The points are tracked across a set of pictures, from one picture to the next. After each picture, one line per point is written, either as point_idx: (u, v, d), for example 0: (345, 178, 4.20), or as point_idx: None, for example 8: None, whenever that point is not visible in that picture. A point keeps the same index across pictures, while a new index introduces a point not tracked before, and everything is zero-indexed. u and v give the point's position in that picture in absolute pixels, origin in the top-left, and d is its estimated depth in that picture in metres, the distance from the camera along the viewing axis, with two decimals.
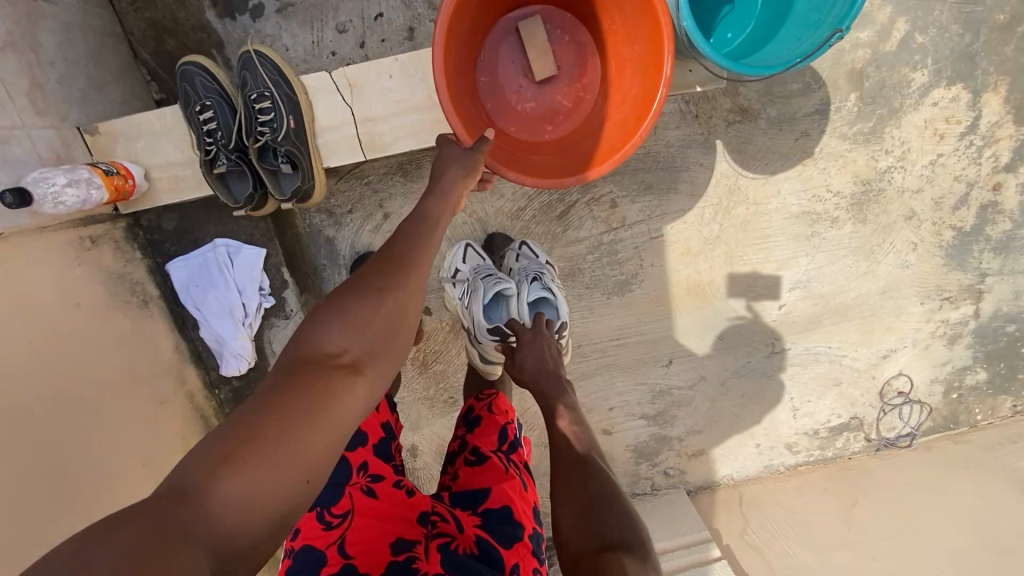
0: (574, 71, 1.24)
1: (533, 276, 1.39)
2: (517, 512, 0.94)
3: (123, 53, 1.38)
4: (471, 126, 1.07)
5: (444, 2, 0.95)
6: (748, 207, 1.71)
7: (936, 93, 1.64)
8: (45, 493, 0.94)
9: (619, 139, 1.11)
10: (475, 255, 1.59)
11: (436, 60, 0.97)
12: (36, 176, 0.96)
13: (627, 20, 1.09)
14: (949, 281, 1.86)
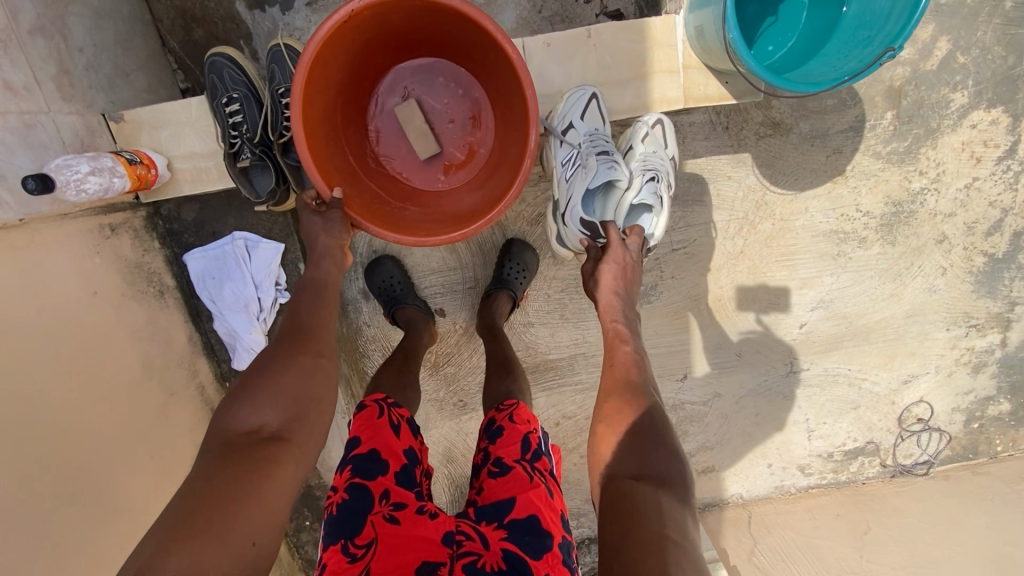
0: (468, 125, 1.19)
1: (652, 175, 1.19)
2: (545, 521, 0.92)
3: (151, 39, 1.36)
4: (336, 176, 1.01)
5: (300, 57, 0.90)
6: (774, 222, 1.67)
7: (975, 114, 1.60)
8: (54, 486, 0.93)
9: (494, 198, 1.05)
10: (596, 113, 1.17)
11: (294, 119, 0.91)
12: (60, 162, 0.95)
13: (505, 81, 1.04)
14: (977, 309, 1.81)
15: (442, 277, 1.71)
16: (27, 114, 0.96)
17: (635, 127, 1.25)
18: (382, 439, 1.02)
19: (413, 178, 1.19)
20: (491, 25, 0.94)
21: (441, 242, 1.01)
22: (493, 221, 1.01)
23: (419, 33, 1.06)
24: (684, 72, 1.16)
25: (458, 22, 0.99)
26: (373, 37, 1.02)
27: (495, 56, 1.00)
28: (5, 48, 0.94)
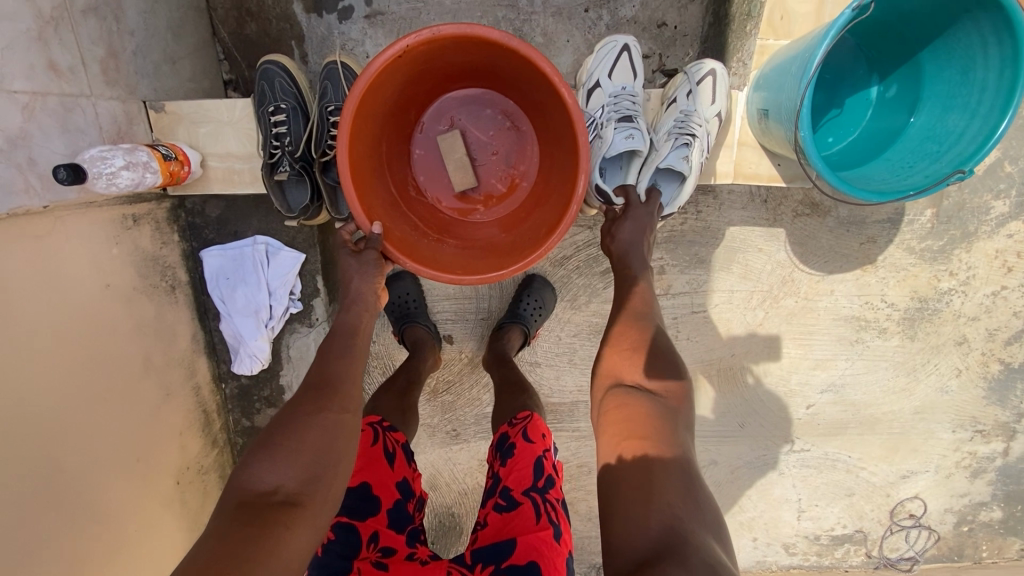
0: (512, 157, 1.13)
1: (685, 138, 1.02)
2: (549, 567, 0.85)
3: (202, 28, 1.34)
4: (376, 208, 0.98)
5: (351, 90, 0.86)
6: (798, 299, 1.65)
7: (1013, 225, 1.58)
8: (33, 488, 0.88)
9: (536, 237, 1.00)
10: (627, 68, 1.11)
11: (342, 153, 0.88)
12: (96, 154, 0.92)
13: (556, 118, 0.98)
14: (986, 415, 1.79)
15: (456, 305, 1.67)
16: (68, 97, 0.93)
17: (678, 82, 1.08)
18: (376, 471, 0.97)
19: (452, 207, 1.14)
20: (546, 66, 0.88)
21: (476, 283, 0.96)
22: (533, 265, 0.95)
23: (468, 66, 1.01)
24: (738, 148, 1.14)
25: (510, 58, 0.94)
26: (422, 71, 0.98)
27: (548, 91, 0.94)
28: (57, 28, 0.90)
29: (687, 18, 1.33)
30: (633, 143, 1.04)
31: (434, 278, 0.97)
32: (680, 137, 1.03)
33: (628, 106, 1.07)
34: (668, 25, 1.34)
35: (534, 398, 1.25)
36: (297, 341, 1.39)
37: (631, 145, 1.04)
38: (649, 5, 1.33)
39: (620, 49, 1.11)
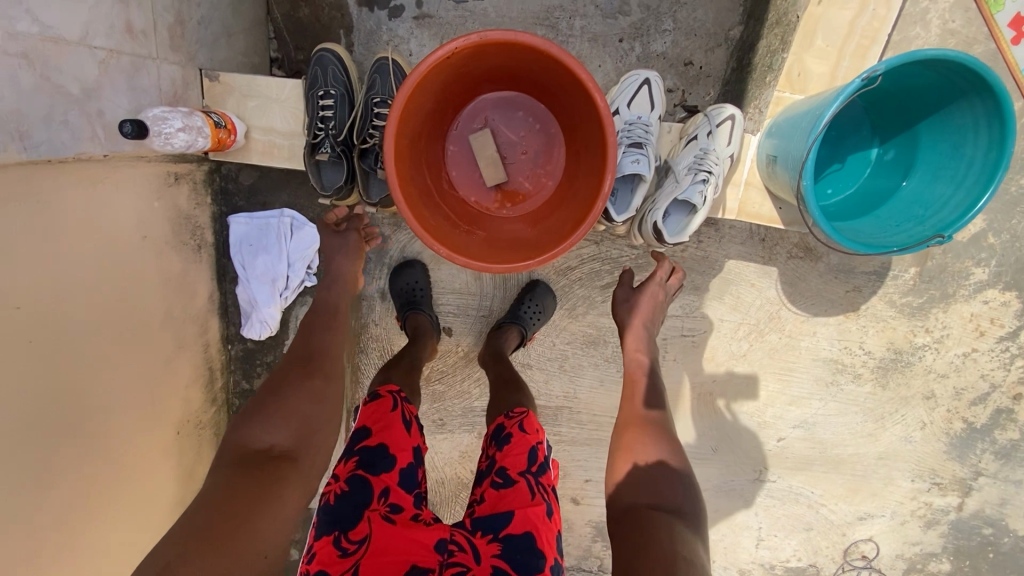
0: (539, 158, 1.21)
1: (702, 175, 1.10)
2: (541, 541, 0.94)
3: (258, 7, 1.42)
4: (414, 198, 1.06)
5: (400, 89, 0.93)
6: (782, 336, 1.74)
7: (989, 292, 1.68)
8: (55, 416, 0.93)
9: (558, 232, 1.08)
10: (647, 100, 1.14)
11: (388, 147, 0.96)
12: (160, 114, 1.00)
13: (585, 126, 1.06)
14: (944, 468, 1.88)
15: (460, 299, 1.74)
16: (138, 57, 0.99)
17: (699, 121, 1.16)
18: (392, 435, 1.04)
19: (479, 200, 1.22)
20: (582, 72, 0.93)
21: (504, 271, 1.04)
22: (558, 256, 1.03)
23: (505, 70, 1.07)
24: (745, 188, 1.23)
25: (547, 69, 1.01)
26: (463, 73, 1.04)
27: (579, 100, 1.02)
28: None
29: (713, 60, 1.43)
30: (638, 168, 1.09)
31: (463, 265, 1.05)
32: (695, 172, 1.10)
33: (642, 136, 1.10)
34: (694, 64, 1.43)
35: (529, 394, 1.31)
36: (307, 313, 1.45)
37: (636, 169, 1.09)
38: (678, 44, 1.42)
39: (638, 79, 1.14)
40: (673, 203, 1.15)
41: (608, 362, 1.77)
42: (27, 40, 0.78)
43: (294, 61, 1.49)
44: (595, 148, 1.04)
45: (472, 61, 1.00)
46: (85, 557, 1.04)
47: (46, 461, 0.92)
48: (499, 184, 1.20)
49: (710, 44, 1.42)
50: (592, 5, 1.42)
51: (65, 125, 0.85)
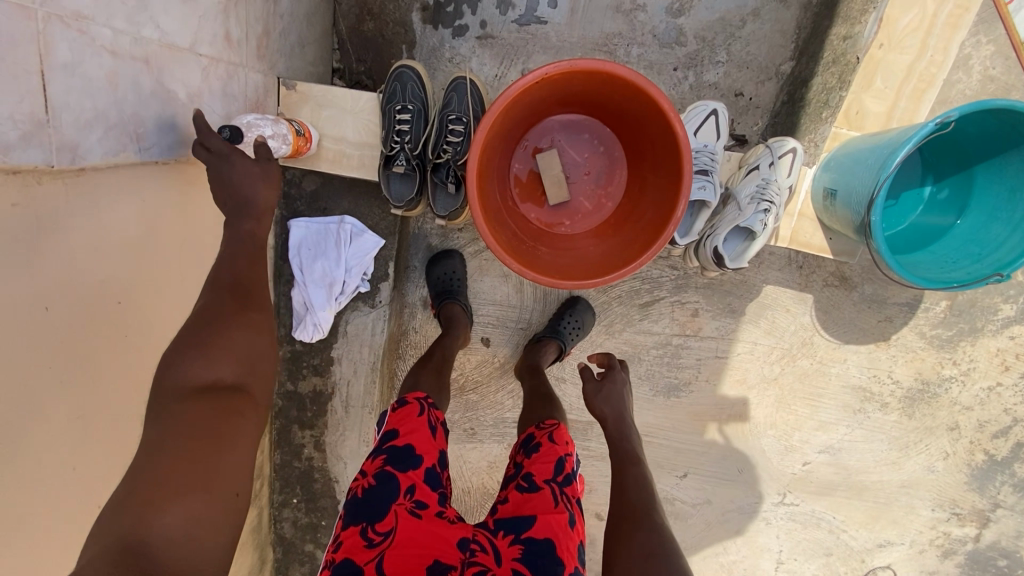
0: (601, 179, 1.25)
1: (765, 205, 1.15)
2: (561, 549, 0.86)
3: (326, 19, 1.45)
4: (488, 215, 1.09)
5: (489, 111, 0.97)
6: (813, 361, 1.77)
7: (1016, 328, 1.73)
8: (138, 410, 0.93)
9: (624, 253, 1.12)
10: (713, 130, 1.18)
11: (472, 166, 1.00)
12: (252, 121, 1.03)
13: (657, 152, 1.10)
14: (964, 499, 1.91)
15: (500, 310, 1.76)
16: (232, 65, 1.03)
17: (760, 152, 1.21)
18: (420, 435, 0.96)
19: (540, 217, 1.25)
20: (665, 102, 0.97)
21: (575, 288, 1.08)
22: (627, 276, 1.07)
23: (582, 95, 1.11)
24: (798, 218, 1.27)
25: (626, 96, 1.05)
26: (544, 97, 1.08)
27: (656, 127, 1.06)
28: (236, 4, 1.00)
29: (763, 92, 1.48)
30: (704, 194, 1.14)
31: (533, 280, 1.09)
32: (758, 201, 1.15)
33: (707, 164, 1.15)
34: (745, 95, 1.48)
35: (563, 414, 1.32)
36: (357, 318, 1.48)
37: (703, 195, 1.14)
38: (730, 75, 1.47)
39: (705, 109, 1.18)
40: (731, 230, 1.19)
41: (641, 380, 1.80)
42: (150, 44, 0.80)
43: (355, 72, 1.52)
44: (668, 174, 1.08)
45: (555, 86, 1.03)
46: None
47: None
48: (561, 203, 1.24)
49: (761, 77, 1.47)
50: (650, 34, 1.46)
51: (171, 127, 0.88)
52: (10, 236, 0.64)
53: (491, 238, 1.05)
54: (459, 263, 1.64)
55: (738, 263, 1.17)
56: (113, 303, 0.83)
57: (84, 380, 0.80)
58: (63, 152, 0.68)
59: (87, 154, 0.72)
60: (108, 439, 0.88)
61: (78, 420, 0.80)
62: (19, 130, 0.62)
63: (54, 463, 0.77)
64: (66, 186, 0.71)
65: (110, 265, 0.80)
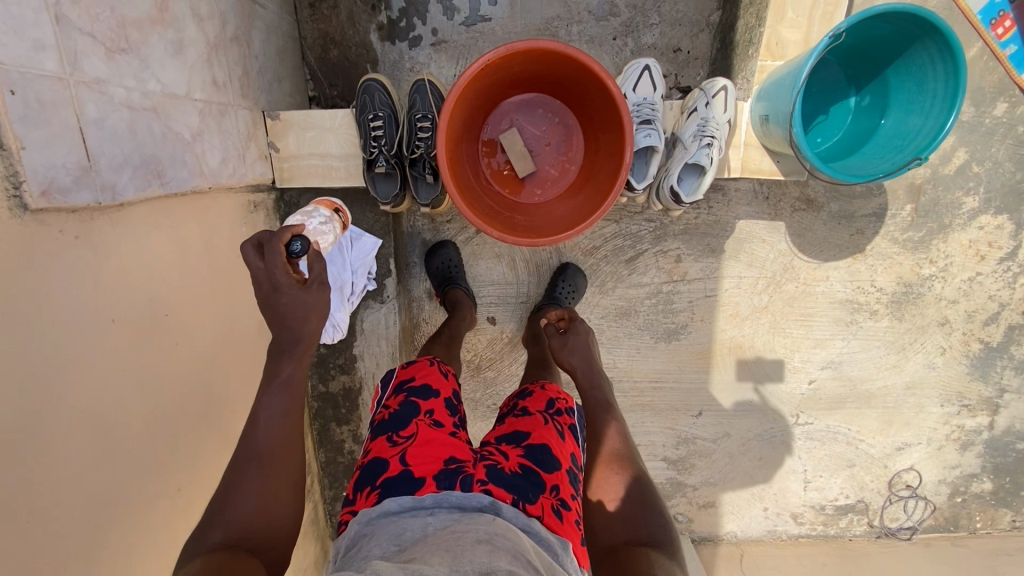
0: (561, 146, 1.39)
1: (707, 140, 1.27)
2: (554, 452, 1.02)
3: (296, 53, 1.61)
4: (464, 195, 1.24)
5: (446, 103, 1.11)
6: (798, 284, 1.88)
7: (983, 219, 1.82)
8: (196, 409, 1.09)
9: (588, 206, 1.26)
10: (649, 83, 1.31)
11: (441, 154, 1.14)
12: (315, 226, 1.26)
13: (601, 112, 1.23)
14: (970, 390, 2.01)
15: (499, 289, 1.89)
16: (222, 104, 1.19)
17: (696, 96, 1.33)
18: (433, 377, 1.12)
19: (514, 190, 1.39)
20: (595, 65, 1.11)
21: (550, 243, 1.22)
22: (593, 224, 1.21)
23: (527, 74, 1.25)
24: (744, 148, 1.40)
25: (564, 68, 1.18)
26: (493, 82, 1.22)
27: (595, 90, 1.19)
28: (216, 53, 1.17)
29: (698, 44, 1.61)
30: (651, 141, 1.27)
31: (513, 243, 1.23)
32: (701, 138, 1.27)
33: (650, 114, 1.28)
34: (683, 50, 1.61)
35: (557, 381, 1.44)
36: (369, 315, 1.65)
37: (649, 143, 1.27)
38: (666, 34, 1.61)
39: (638, 65, 1.31)
40: (683, 167, 1.32)
41: (641, 330, 1.93)
42: (155, 96, 0.96)
43: (329, 97, 1.68)
44: (614, 129, 1.21)
45: (500, 69, 1.17)
46: None
47: (199, 452, 1.11)
48: (530, 174, 1.38)
49: (694, 30, 1.60)
50: (585, 11, 1.60)
51: (184, 163, 1.03)
52: (77, 261, 0.80)
53: (470, 214, 1.19)
54: (452, 250, 1.79)
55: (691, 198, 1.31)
56: (163, 315, 0.99)
57: (151, 382, 0.96)
58: (105, 191, 0.83)
59: (123, 192, 0.87)
60: (177, 432, 1.04)
61: (153, 415, 0.97)
62: (71, 176, 0.78)
63: (138, 452, 0.93)
64: (110, 220, 0.86)
65: (155, 283, 0.96)
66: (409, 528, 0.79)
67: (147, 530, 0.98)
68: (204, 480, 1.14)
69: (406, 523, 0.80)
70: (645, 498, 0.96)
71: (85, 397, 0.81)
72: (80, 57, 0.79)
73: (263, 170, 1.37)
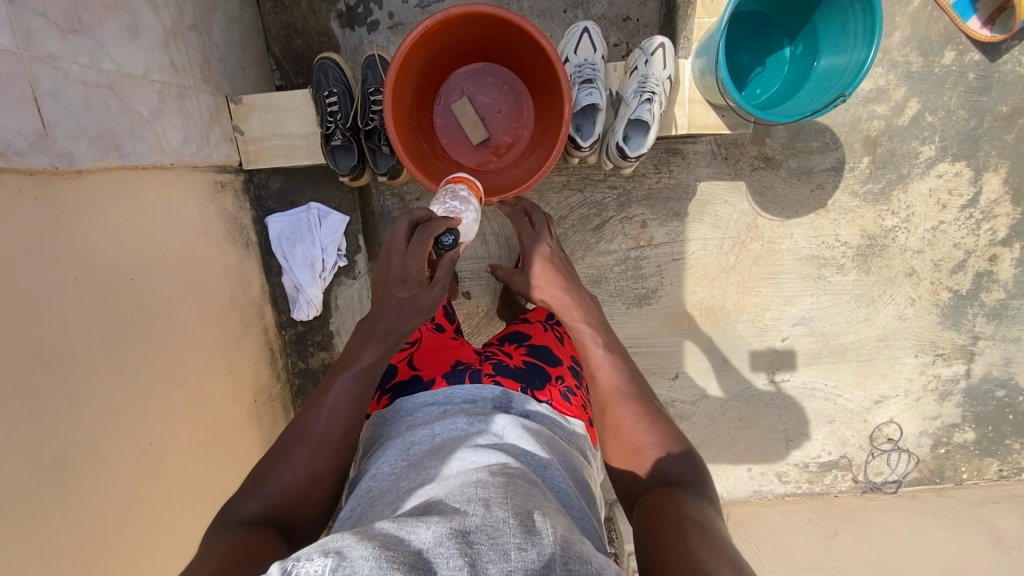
0: (513, 112, 1.44)
1: (647, 96, 1.33)
2: (554, 351, 1.15)
3: (260, 45, 1.69)
4: (416, 162, 1.30)
5: (388, 70, 1.18)
6: (763, 243, 1.92)
7: (941, 166, 1.86)
8: (169, 370, 1.16)
9: (536, 164, 1.32)
10: (590, 45, 1.37)
11: (388, 120, 1.21)
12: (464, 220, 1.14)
13: (543, 73, 1.29)
14: (944, 339, 2.03)
15: (472, 264, 1.95)
16: (183, 88, 1.26)
17: (637, 56, 1.40)
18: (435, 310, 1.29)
19: (470, 158, 1.45)
20: (527, 25, 1.17)
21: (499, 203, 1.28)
22: (540, 180, 1.26)
23: (470, 41, 1.31)
24: (689, 105, 1.44)
25: (502, 30, 1.24)
26: (435, 50, 1.28)
27: (533, 50, 1.24)
28: (174, 39, 1.24)
29: (647, 11, 1.66)
30: (592, 99, 1.32)
31: None
32: (643, 94, 1.33)
33: (593, 74, 1.34)
34: (632, 18, 1.67)
35: None
36: (342, 291, 1.70)
37: (592, 101, 1.32)
38: (614, 4, 1.66)
39: (580, 28, 1.38)
40: (628, 124, 1.38)
41: (612, 297, 1.97)
42: (111, 75, 1.03)
43: (295, 85, 1.75)
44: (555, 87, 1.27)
45: (440, 36, 1.23)
46: (206, 485, 1.27)
47: (176, 413, 1.17)
48: (484, 142, 1.44)
49: None
50: None
51: (144, 139, 1.10)
52: (36, 219, 0.87)
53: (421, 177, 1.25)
54: None
55: (636, 153, 1.37)
56: (128, 279, 1.05)
57: (120, 339, 1.02)
58: (62, 158, 0.90)
59: (81, 159, 0.94)
60: (151, 391, 1.10)
61: (124, 372, 1.03)
62: (28, 141, 0.85)
63: (112, 404, 1.00)
64: (69, 185, 0.93)
65: (118, 248, 1.03)
66: (417, 442, 0.82)
67: (128, 491, 1.03)
68: (181, 450, 1.19)
69: (414, 437, 0.83)
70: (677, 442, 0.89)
71: (51, 347, 0.88)
72: (32, 34, 0.86)
73: (229, 151, 1.44)
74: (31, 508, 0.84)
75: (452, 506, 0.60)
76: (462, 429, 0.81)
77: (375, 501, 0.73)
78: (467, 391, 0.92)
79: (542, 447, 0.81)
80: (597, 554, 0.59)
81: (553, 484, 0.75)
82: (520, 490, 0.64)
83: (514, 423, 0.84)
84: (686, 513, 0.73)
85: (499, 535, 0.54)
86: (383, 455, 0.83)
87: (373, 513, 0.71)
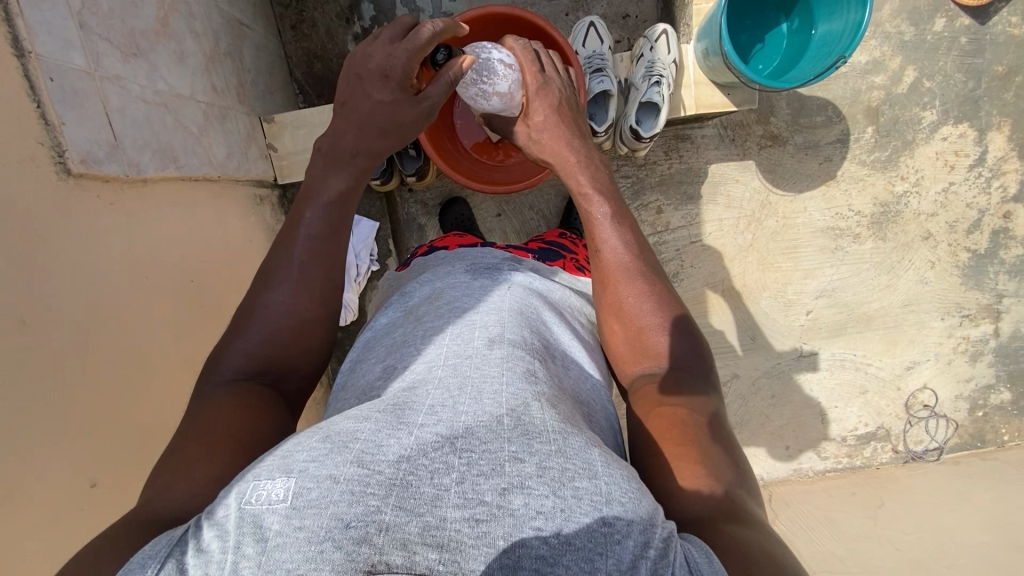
0: None
1: (656, 78, 1.40)
2: (569, 246, 1.31)
3: (284, 71, 1.80)
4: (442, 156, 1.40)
5: None
6: (779, 219, 1.97)
7: (945, 129, 1.91)
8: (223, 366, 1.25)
9: None
10: (596, 38, 1.46)
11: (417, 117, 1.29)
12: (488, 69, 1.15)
13: None
14: (968, 300, 2.05)
15: None
16: (223, 108, 1.36)
17: (642, 43, 1.48)
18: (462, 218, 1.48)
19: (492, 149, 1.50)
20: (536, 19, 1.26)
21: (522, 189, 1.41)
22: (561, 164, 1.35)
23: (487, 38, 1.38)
24: (696, 86, 1.51)
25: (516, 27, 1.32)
26: None
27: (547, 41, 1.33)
28: (213, 63, 1.34)
29: (645, 8, 1.75)
30: (604, 86, 1.40)
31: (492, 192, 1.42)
32: (650, 78, 1.41)
33: (601, 61, 1.43)
34: (631, 15, 1.76)
35: None
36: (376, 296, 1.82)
37: (603, 88, 1.40)
38: (614, 4, 1.76)
39: (585, 21, 1.47)
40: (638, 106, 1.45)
41: None
42: (165, 94, 1.12)
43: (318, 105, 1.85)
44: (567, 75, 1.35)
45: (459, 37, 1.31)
46: None
47: None
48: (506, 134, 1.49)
49: None
50: None
51: (195, 152, 1.19)
52: (112, 223, 0.96)
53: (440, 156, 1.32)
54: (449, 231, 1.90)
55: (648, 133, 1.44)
56: (189, 280, 1.15)
57: (182, 335, 1.12)
58: (132, 167, 0.99)
59: (146, 168, 1.03)
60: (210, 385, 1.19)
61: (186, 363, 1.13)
62: (105, 151, 0.94)
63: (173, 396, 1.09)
64: (137, 192, 1.02)
65: (180, 250, 1.13)
66: (414, 296, 1.00)
67: None
68: None
69: (415, 292, 1.01)
70: (682, 325, 0.90)
71: (125, 339, 0.97)
72: (103, 59, 0.96)
73: (264, 168, 1.53)
74: (119, 478, 0.94)
75: (441, 407, 0.67)
76: (466, 280, 0.97)
77: (375, 342, 0.92)
78: (478, 252, 1.10)
79: (545, 304, 0.96)
80: (590, 442, 0.65)
81: (556, 342, 0.89)
82: (509, 388, 0.70)
83: (518, 287, 0.96)
84: (681, 408, 0.79)
85: (486, 445, 0.60)
86: (387, 305, 1.03)
87: (369, 356, 0.90)
